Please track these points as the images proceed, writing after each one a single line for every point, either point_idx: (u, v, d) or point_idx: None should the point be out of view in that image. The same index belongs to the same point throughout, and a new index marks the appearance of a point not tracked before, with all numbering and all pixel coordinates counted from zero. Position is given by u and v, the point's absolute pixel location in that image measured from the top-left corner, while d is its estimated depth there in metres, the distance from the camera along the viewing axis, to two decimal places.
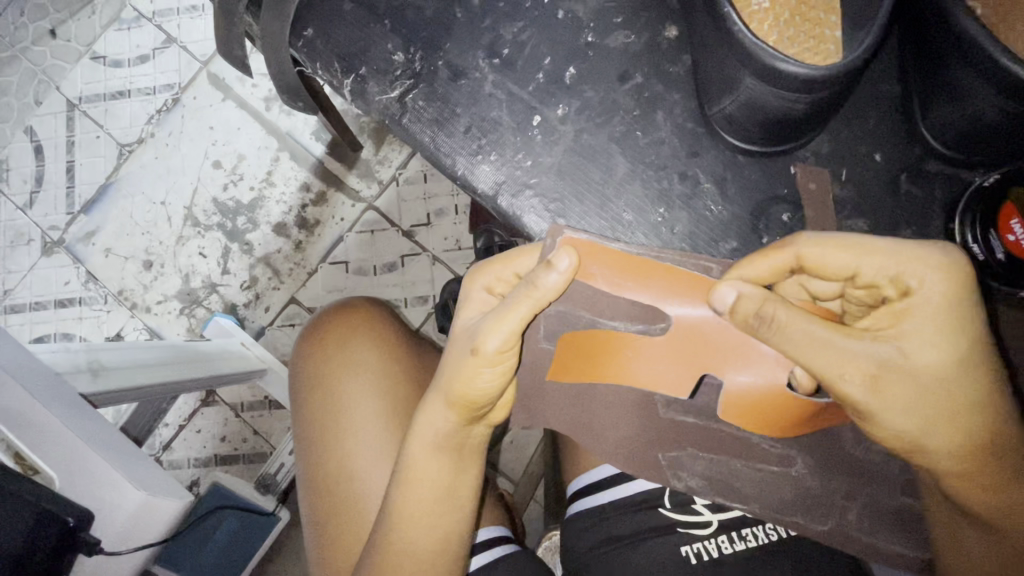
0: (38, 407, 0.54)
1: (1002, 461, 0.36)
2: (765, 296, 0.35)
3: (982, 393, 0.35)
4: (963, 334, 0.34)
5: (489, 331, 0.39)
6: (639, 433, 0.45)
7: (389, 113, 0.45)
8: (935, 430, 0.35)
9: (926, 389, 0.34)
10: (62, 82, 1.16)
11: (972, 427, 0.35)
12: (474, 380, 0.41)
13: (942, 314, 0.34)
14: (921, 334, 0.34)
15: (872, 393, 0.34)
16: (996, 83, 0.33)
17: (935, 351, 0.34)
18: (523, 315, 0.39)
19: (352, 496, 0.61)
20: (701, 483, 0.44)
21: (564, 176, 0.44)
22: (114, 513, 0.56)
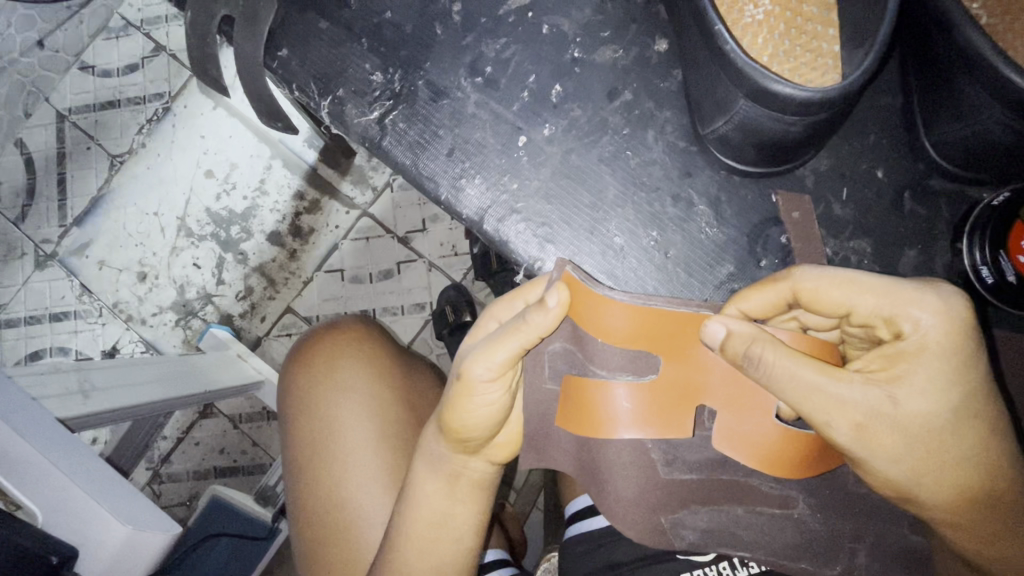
0: (18, 440, 0.54)
1: (998, 512, 0.34)
2: (755, 336, 0.33)
3: (977, 442, 0.33)
4: (958, 379, 0.32)
5: (476, 369, 0.37)
6: (639, 490, 0.41)
7: (370, 135, 0.43)
8: (924, 479, 0.33)
9: (916, 438, 0.33)
10: (51, 93, 1.14)
11: (962, 477, 0.33)
12: (465, 415, 0.40)
13: (936, 361, 0.32)
14: (914, 378, 0.32)
15: (859, 440, 0.33)
16: (1007, 100, 0.31)
17: (927, 399, 0.32)
18: (511, 353, 0.37)
19: (338, 530, 0.59)
20: (703, 537, 0.41)
21: (552, 200, 0.42)
22: (98, 550, 0.54)
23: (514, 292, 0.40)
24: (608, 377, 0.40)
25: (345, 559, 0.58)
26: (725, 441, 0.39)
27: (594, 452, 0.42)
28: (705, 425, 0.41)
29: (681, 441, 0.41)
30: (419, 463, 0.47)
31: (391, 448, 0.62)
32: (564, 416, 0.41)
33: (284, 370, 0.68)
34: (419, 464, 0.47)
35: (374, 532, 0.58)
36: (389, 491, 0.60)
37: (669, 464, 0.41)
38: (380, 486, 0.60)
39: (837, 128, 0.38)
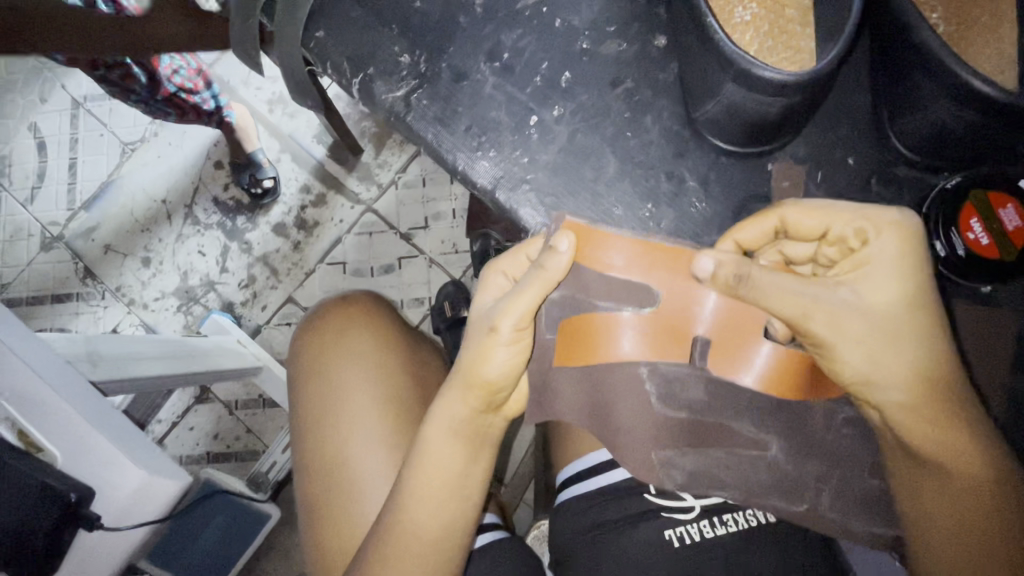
0: (45, 387, 0.57)
1: (945, 403, 0.39)
2: (738, 261, 0.39)
3: (932, 332, 0.39)
4: (909, 282, 0.38)
5: (505, 322, 0.43)
6: (634, 423, 0.46)
7: (395, 111, 0.48)
8: (891, 367, 0.39)
9: (883, 325, 0.38)
10: (68, 82, 1.36)
11: (923, 365, 0.39)
12: (488, 361, 0.45)
13: (898, 260, 0.38)
14: (875, 284, 0.38)
15: (836, 331, 0.38)
16: (956, 94, 0.36)
17: (892, 289, 0.38)
18: (536, 300, 0.43)
19: (340, 481, 0.62)
20: (687, 479, 0.46)
21: (559, 173, 0.46)
22: (115, 492, 0.57)
23: (516, 248, 0.45)
24: (614, 311, 0.43)
25: (352, 511, 0.61)
26: (717, 363, 0.42)
27: (600, 390, 0.45)
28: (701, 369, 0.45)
29: (676, 379, 0.45)
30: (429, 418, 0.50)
31: (401, 401, 0.66)
32: (562, 349, 0.45)
33: (298, 333, 0.72)
34: (430, 421, 0.50)
35: (375, 487, 0.61)
36: (393, 450, 0.63)
37: (662, 400, 0.46)
38: (385, 444, 0.63)
39: (811, 115, 0.43)
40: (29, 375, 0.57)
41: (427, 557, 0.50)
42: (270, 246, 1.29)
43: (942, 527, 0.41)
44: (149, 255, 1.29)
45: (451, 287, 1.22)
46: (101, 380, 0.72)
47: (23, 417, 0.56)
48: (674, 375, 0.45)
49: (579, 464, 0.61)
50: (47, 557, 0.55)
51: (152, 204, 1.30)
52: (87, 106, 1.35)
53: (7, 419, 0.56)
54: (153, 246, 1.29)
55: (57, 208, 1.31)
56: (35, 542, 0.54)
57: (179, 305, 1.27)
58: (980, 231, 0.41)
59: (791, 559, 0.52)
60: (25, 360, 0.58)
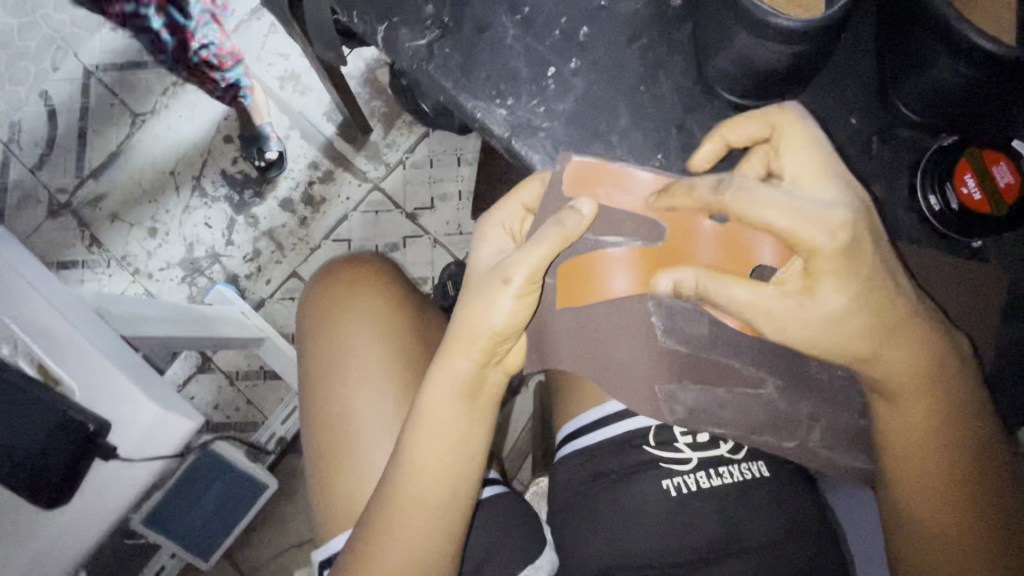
0: (63, 322, 0.58)
1: (924, 348, 0.43)
2: (698, 257, 0.44)
3: (896, 306, 0.42)
4: (859, 271, 0.41)
5: (517, 275, 0.46)
6: (638, 362, 0.49)
7: (417, 60, 0.50)
8: (857, 344, 0.43)
9: (835, 321, 0.42)
10: (80, 50, 1.36)
11: (892, 335, 0.42)
12: (480, 327, 0.48)
13: (838, 268, 0.40)
14: (824, 279, 0.41)
15: (788, 330, 0.43)
16: (956, 50, 0.39)
17: (838, 296, 0.41)
18: (536, 262, 0.45)
19: (344, 436, 0.64)
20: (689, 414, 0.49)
21: (573, 123, 0.48)
22: (130, 426, 0.59)
23: (510, 195, 0.51)
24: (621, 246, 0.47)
25: (355, 465, 0.63)
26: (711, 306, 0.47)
27: (610, 321, 0.49)
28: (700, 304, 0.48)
29: (680, 313, 0.49)
30: (431, 380, 0.51)
31: (407, 364, 0.67)
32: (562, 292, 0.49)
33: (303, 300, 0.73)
34: (433, 384, 0.51)
35: (380, 444, 0.63)
36: (398, 408, 0.65)
37: (667, 332, 0.49)
38: (389, 405, 0.65)
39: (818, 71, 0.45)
40: (48, 311, 0.58)
41: (440, 514, 0.51)
42: (276, 221, 1.31)
43: (910, 443, 0.46)
44: (156, 226, 1.30)
45: (455, 267, 1.24)
46: (130, 335, 0.76)
47: (43, 350, 0.57)
48: (679, 307, 0.49)
49: (578, 423, 0.62)
50: (62, 484, 0.57)
51: (160, 175, 1.32)
52: (98, 75, 1.35)
53: (26, 352, 0.57)
54: (160, 217, 1.31)
55: (65, 176, 1.32)
56: (56, 466, 0.56)
57: (184, 276, 1.29)
58: (972, 187, 0.44)
59: (783, 512, 0.54)
60: (44, 297, 0.59)
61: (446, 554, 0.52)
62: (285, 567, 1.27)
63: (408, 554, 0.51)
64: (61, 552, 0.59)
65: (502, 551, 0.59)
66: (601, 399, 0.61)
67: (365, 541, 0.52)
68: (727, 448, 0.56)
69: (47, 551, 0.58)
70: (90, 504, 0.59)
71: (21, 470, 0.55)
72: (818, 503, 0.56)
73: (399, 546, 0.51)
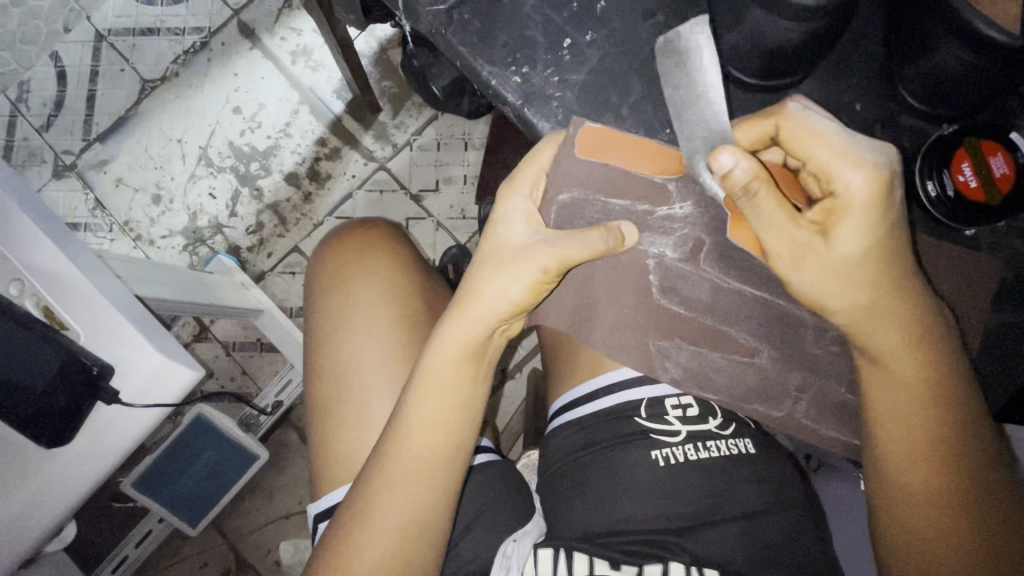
0: (70, 266, 0.59)
1: (908, 323, 0.47)
2: (757, 174, 0.44)
3: (891, 268, 0.46)
4: (881, 220, 0.45)
5: (548, 259, 0.49)
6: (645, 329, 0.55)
7: (437, 23, 0.52)
8: (859, 297, 0.46)
9: (843, 268, 0.46)
10: (92, 13, 1.36)
11: (882, 300, 0.46)
12: (500, 302, 0.50)
13: (863, 208, 0.44)
14: (848, 223, 0.45)
15: (798, 268, 0.46)
16: (959, 36, 0.42)
17: (856, 240, 0.45)
18: (570, 255, 0.49)
19: (344, 395, 0.65)
20: (682, 372, 0.55)
21: (586, 93, 0.52)
22: (131, 373, 0.59)
23: (526, 163, 0.52)
24: (628, 207, 0.53)
25: (353, 425, 0.64)
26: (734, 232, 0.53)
27: (614, 279, 0.55)
28: (702, 264, 0.54)
29: (680, 276, 0.54)
30: (439, 341, 0.52)
31: (409, 332, 0.68)
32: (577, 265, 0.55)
33: (311, 263, 0.75)
34: (438, 345, 0.52)
35: (376, 407, 0.64)
36: (397, 377, 0.65)
37: (663, 291, 0.54)
38: (389, 370, 0.65)
39: (823, 53, 0.48)
40: (57, 254, 0.59)
41: (432, 474, 0.52)
42: (281, 194, 1.32)
43: (896, 409, 0.48)
44: (160, 193, 1.31)
45: (455, 250, 1.25)
46: (149, 297, 0.79)
47: (48, 291, 0.59)
48: (681, 270, 0.54)
49: (574, 393, 0.63)
50: (64, 424, 0.57)
51: (167, 142, 1.33)
52: (110, 40, 1.35)
53: (32, 293, 0.60)
54: (164, 184, 1.31)
55: (71, 138, 1.33)
56: (55, 407, 0.57)
57: (185, 244, 1.30)
58: (969, 174, 0.47)
59: (767, 489, 0.56)
60: (54, 239, 0.60)
61: (441, 515, 0.52)
62: (272, 538, 1.28)
63: (405, 511, 0.51)
64: (58, 496, 0.59)
65: (491, 513, 0.60)
66: (596, 371, 0.62)
67: (360, 494, 0.52)
68: (716, 424, 0.59)
69: (40, 496, 0.58)
70: (93, 442, 0.60)
71: (27, 406, 0.57)
72: (804, 487, 0.59)
73: (397, 502, 0.51)
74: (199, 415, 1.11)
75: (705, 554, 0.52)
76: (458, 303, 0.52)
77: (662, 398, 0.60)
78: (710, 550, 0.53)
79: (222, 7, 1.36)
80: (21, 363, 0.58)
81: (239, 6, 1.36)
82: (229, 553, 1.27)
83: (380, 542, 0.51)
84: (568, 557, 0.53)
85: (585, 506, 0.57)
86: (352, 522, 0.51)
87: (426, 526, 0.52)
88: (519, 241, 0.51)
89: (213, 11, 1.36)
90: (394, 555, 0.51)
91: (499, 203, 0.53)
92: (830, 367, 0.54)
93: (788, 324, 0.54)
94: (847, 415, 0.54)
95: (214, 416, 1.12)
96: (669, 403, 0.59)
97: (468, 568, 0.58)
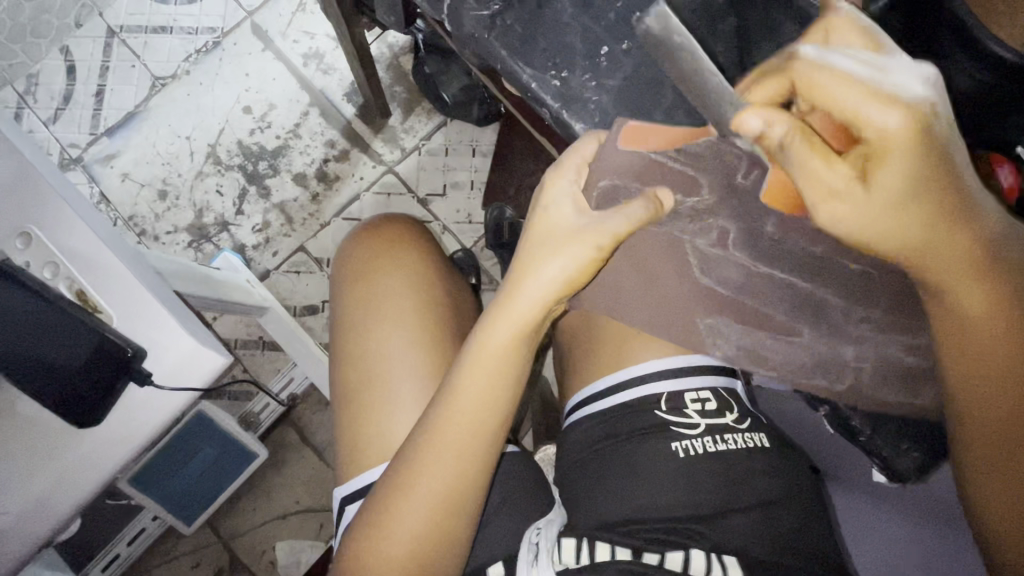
0: (104, 250, 0.60)
1: (966, 243, 0.46)
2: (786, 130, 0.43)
3: (942, 196, 0.44)
4: (928, 153, 0.42)
5: (601, 235, 0.52)
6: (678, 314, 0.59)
7: (478, 27, 0.55)
8: (911, 230, 0.45)
9: (892, 211, 0.44)
10: (105, 9, 1.37)
11: (938, 232, 0.45)
12: (546, 283, 0.53)
13: (903, 145, 0.41)
14: (889, 164, 0.42)
15: (845, 220, 0.45)
16: (976, 55, 0.47)
17: (900, 181, 0.42)
18: (617, 235, 0.52)
19: (372, 379, 0.67)
20: (736, 351, 0.58)
21: (621, 99, 0.55)
22: (162, 356, 0.60)
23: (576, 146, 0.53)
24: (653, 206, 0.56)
25: (377, 414, 0.65)
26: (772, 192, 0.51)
27: (646, 263, 0.58)
28: (717, 260, 0.57)
29: (713, 259, 0.57)
30: (489, 322, 0.55)
31: (435, 321, 0.69)
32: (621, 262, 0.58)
33: (341, 252, 0.76)
34: (492, 323, 0.55)
35: (399, 394, 0.66)
36: (421, 362, 0.67)
37: (702, 272, 0.57)
38: (413, 353, 0.67)
39: None
40: (90, 236, 0.60)
41: (470, 446, 0.54)
42: (289, 194, 1.33)
43: (977, 348, 0.49)
44: (166, 189, 1.32)
45: (461, 253, 1.27)
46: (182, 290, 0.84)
47: (81, 276, 0.59)
48: (713, 255, 0.57)
49: (593, 387, 0.65)
50: (94, 403, 0.58)
51: (176, 138, 1.34)
52: (122, 37, 1.37)
53: (66, 276, 0.60)
54: (171, 180, 1.32)
55: (78, 131, 1.33)
56: (87, 389, 0.58)
57: (190, 241, 1.30)
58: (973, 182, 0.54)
59: (780, 482, 0.59)
60: (87, 224, 0.60)
61: (476, 495, 0.55)
62: (267, 538, 1.27)
63: (445, 485, 0.54)
64: (77, 480, 0.59)
65: (512, 500, 0.63)
66: (615, 367, 0.65)
67: (403, 472, 0.54)
68: (732, 418, 0.61)
69: (54, 482, 0.58)
70: (114, 428, 0.60)
71: (56, 386, 0.58)
72: (815, 485, 0.61)
73: (438, 476, 0.54)
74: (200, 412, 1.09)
75: (724, 541, 0.54)
76: (506, 289, 0.55)
77: (681, 392, 0.62)
78: (729, 538, 0.55)
79: (236, 8, 1.38)
80: (54, 344, 0.59)
81: (253, 8, 1.38)
82: (223, 553, 1.26)
83: (421, 515, 0.54)
84: (589, 545, 0.54)
85: (606, 494, 0.59)
86: (393, 496, 0.54)
87: (463, 503, 0.55)
88: (566, 224, 0.53)
89: (227, 12, 1.38)
90: (433, 527, 0.54)
91: (540, 192, 0.55)
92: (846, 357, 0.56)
93: (802, 323, 0.57)
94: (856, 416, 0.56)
95: (214, 412, 1.11)
96: (688, 396, 0.62)
97: (489, 552, 0.60)
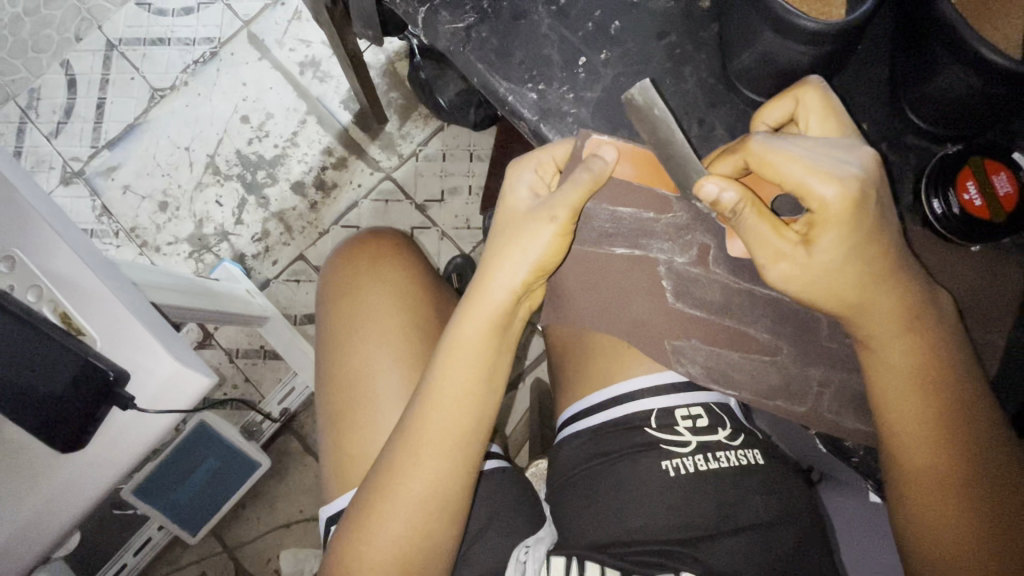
0: (86, 273, 0.59)
1: (903, 306, 0.48)
2: (739, 199, 0.46)
3: (880, 264, 0.46)
4: (862, 228, 0.45)
5: (564, 205, 0.51)
6: (660, 331, 0.57)
7: (456, 40, 0.55)
8: (857, 294, 0.47)
9: (831, 277, 0.47)
10: (104, 22, 1.38)
11: (874, 299, 0.47)
12: (516, 267, 0.52)
13: (842, 219, 0.44)
14: (828, 236, 0.45)
15: (790, 282, 0.48)
16: (966, 59, 0.43)
17: (836, 252, 0.46)
18: (572, 204, 0.51)
19: (357, 402, 0.66)
20: (701, 371, 0.56)
21: (600, 110, 0.54)
22: (147, 377, 0.59)
23: (546, 146, 0.54)
24: (635, 216, 0.55)
25: (363, 432, 0.65)
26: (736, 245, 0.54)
27: (630, 284, 0.57)
28: (708, 270, 0.56)
29: (692, 279, 0.56)
30: (462, 318, 0.54)
31: (419, 337, 0.69)
32: (604, 278, 0.58)
33: (323, 272, 0.76)
34: (458, 335, 0.54)
35: (384, 413, 0.65)
36: (406, 377, 0.66)
37: (677, 296, 0.56)
38: (398, 373, 0.66)
39: (836, 70, 0.51)
40: (73, 258, 0.59)
41: (446, 462, 0.53)
42: (287, 202, 1.33)
43: (893, 391, 0.50)
44: (166, 200, 1.32)
45: (460, 260, 1.26)
46: (169, 307, 0.83)
47: (64, 298, 0.59)
48: (693, 274, 0.56)
49: (580, 404, 0.64)
50: (80, 426, 0.58)
51: (175, 149, 1.34)
52: (121, 49, 1.37)
53: (49, 299, 0.59)
54: (171, 191, 1.32)
55: (80, 144, 1.34)
56: (73, 412, 0.58)
57: (191, 251, 1.31)
58: (974, 192, 0.49)
59: (775, 500, 0.57)
60: (69, 245, 0.59)
61: (453, 515, 0.54)
62: (272, 547, 1.26)
63: (422, 500, 0.53)
64: (67, 502, 0.59)
65: (502, 518, 0.62)
66: (607, 382, 0.63)
67: (377, 493, 0.53)
68: (725, 435, 0.60)
69: (46, 505, 0.58)
70: (105, 449, 0.60)
71: (44, 408, 0.58)
72: (810, 498, 0.60)
73: (420, 472, 0.53)
74: (203, 422, 1.11)
75: (714, 562, 0.54)
76: (476, 282, 0.55)
77: (672, 408, 0.61)
78: (720, 559, 0.54)
79: (232, 17, 1.38)
80: (42, 363, 0.58)
81: (249, 17, 1.38)
82: (228, 562, 1.26)
83: (405, 511, 0.53)
84: (580, 564, 0.54)
85: (593, 514, 0.58)
86: (365, 518, 0.53)
87: (440, 517, 0.54)
88: (525, 209, 0.54)
89: (223, 22, 1.38)
90: (418, 524, 0.53)
91: (508, 177, 0.56)
92: (837, 367, 0.55)
93: (790, 334, 0.56)
94: (850, 432, 0.55)
95: (217, 421, 1.12)
96: (679, 413, 0.60)
97: (477, 569, 0.59)
